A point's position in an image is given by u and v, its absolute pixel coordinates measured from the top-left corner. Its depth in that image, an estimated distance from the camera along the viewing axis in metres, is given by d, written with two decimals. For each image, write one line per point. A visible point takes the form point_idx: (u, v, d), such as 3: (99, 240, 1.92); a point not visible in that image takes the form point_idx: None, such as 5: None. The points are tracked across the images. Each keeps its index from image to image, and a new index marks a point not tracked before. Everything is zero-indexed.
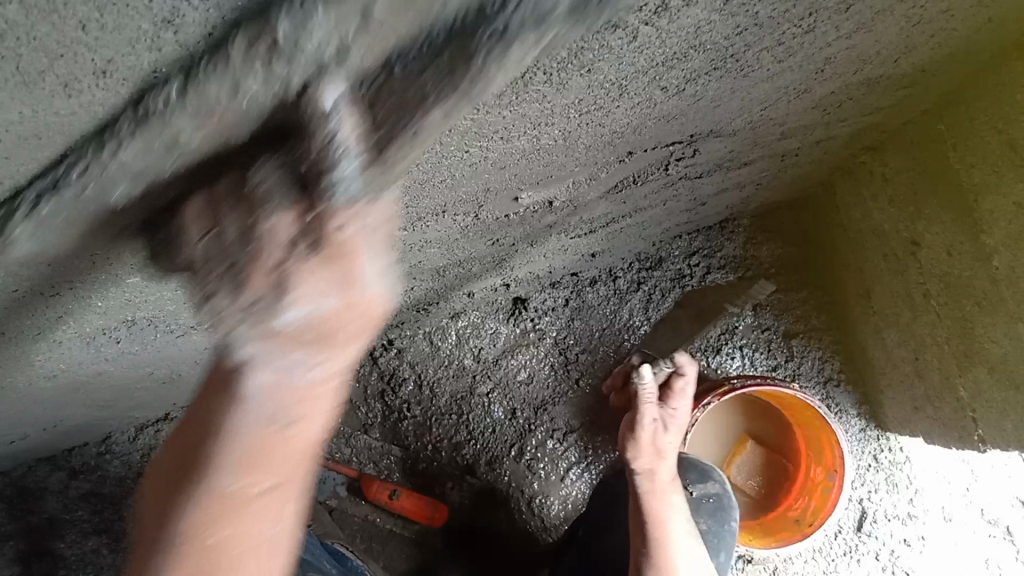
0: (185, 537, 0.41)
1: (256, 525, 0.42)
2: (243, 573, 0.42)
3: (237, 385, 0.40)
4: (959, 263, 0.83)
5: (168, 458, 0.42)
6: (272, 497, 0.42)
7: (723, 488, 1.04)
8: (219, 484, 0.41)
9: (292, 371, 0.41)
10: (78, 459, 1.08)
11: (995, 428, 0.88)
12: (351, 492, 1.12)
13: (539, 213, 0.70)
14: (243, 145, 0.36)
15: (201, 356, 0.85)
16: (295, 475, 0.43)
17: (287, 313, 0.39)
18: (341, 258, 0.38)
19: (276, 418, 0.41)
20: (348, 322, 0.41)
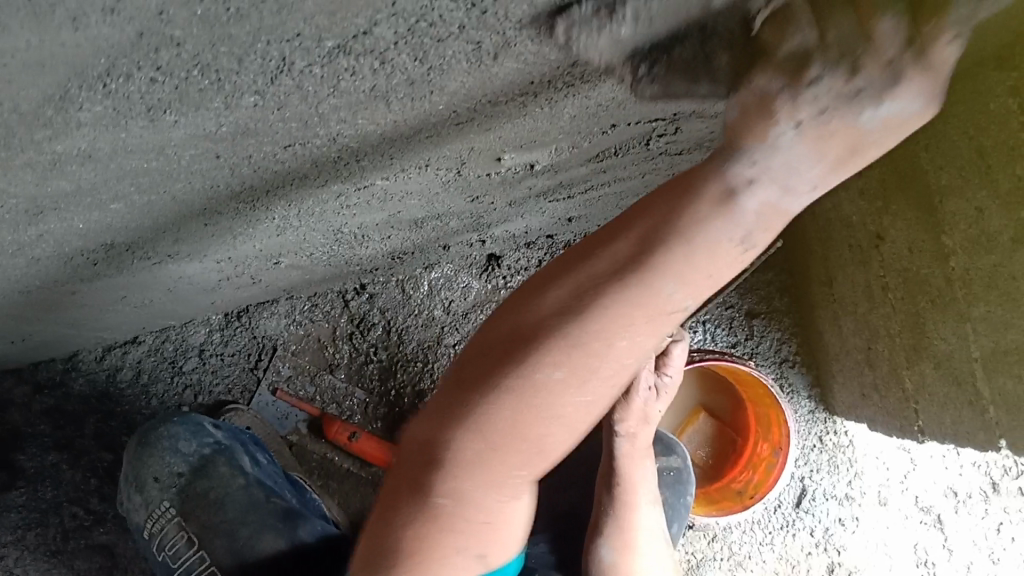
0: (574, 348, 0.46)
1: (609, 368, 0.47)
2: (575, 392, 0.48)
3: (722, 189, 0.43)
4: (918, 261, 0.86)
5: (575, 265, 0.47)
6: (634, 334, 0.46)
7: (684, 462, 1.08)
8: (645, 307, 0.44)
9: (797, 187, 0.43)
10: (44, 372, 1.09)
11: (936, 420, 0.92)
12: (312, 430, 1.15)
13: (520, 174, 0.71)
14: (235, 87, 0.37)
15: (175, 284, 0.86)
16: (677, 311, 0.46)
17: (869, 111, 0.40)
18: (920, 74, 0.39)
19: (681, 283, 0.44)
20: (878, 139, 0.42)
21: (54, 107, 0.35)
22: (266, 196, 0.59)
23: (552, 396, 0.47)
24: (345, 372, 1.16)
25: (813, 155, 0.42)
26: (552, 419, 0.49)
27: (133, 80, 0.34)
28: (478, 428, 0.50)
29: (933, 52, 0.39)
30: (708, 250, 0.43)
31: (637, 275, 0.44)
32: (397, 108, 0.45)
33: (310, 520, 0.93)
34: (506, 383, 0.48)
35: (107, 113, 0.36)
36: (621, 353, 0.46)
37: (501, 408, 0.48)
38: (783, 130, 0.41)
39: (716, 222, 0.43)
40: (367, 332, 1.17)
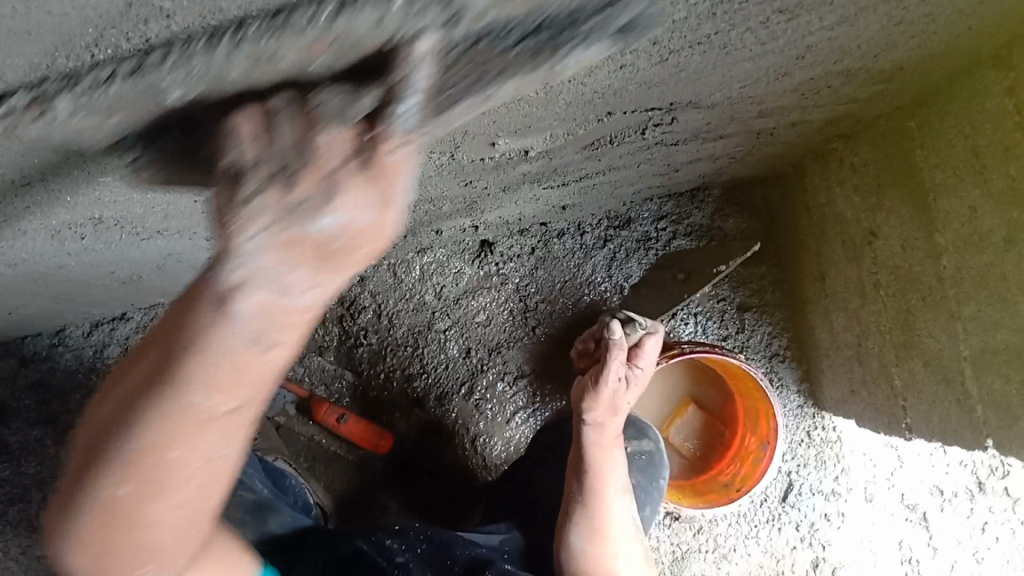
0: (143, 459, 0.44)
1: (177, 468, 0.45)
2: (157, 504, 0.47)
3: (224, 296, 0.41)
4: (912, 258, 0.86)
5: (123, 374, 0.44)
6: (209, 440, 0.45)
7: (656, 446, 1.08)
8: (185, 412, 0.43)
9: (292, 288, 0.42)
10: (30, 347, 1.09)
11: (923, 417, 0.92)
12: (299, 410, 1.15)
13: (514, 159, 0.71)
14: (225, 62, 0.37)
15: (164, 261, 0.85)
16: (238, 419, 0.45)
17: (316, 221, 0.41)
18: (360, 178, 0.41)
19: (210, 391, 0.43)
20: (357, 239, 0.43)
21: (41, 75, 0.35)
22: None
23: (130, 509, 0.46)
24: (334, 354, 1.18)
25: (307, 254, 0.41)
26: (166, 515, 0.48)
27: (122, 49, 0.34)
28: (76, 531, 0.47)
29: (391, 155, 0.42)
30: (217, 359, 0.42)
31: (165, 389, 0.42)
32: None
33: (278, 511, 0.97)
34: (85, 494, 0.46)
35: (95, 83, 0.37)
36: (195, 454, 0.45)
37: (92, 514, 0.47)
38: (256, 240, 0.40)
39: (217, 328, 0.41)
40: (358, 314, 1.17)
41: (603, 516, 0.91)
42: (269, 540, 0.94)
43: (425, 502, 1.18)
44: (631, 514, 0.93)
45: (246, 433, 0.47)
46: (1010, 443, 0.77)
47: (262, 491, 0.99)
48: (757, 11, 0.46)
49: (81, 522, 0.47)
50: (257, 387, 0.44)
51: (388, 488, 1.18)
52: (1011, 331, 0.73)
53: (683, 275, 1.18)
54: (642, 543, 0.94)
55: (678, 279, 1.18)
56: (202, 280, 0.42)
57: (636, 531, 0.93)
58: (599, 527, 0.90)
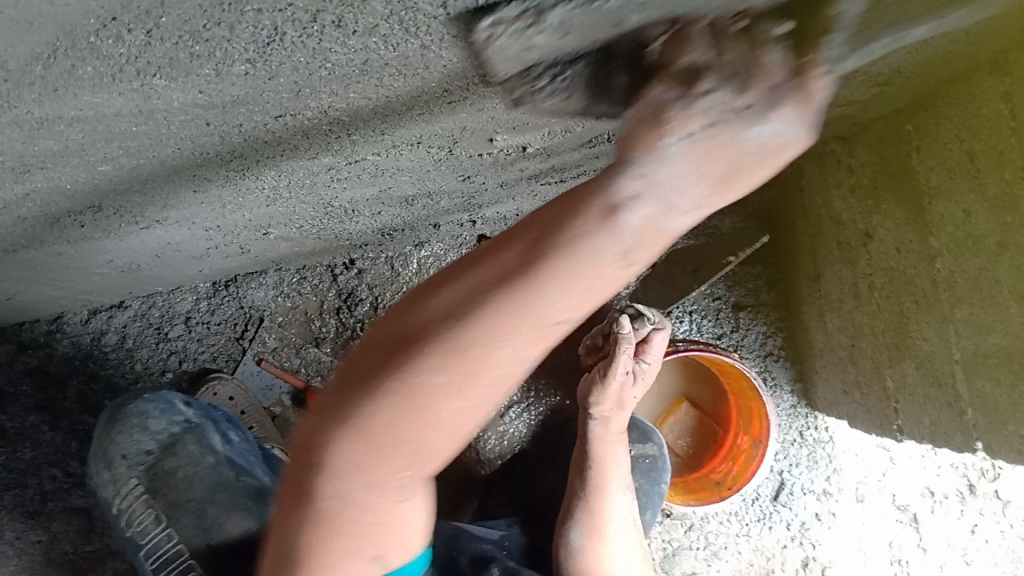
0: (459, 355, 0.44)
1: (496, 374, 0.45)
2: (456, 404, 0.46)
3: (634, 186, 0.42)
4: (905, 260, 0.87)
5: (474, 267, 0.44)
6: (523, 348, 0.44)
7: (660, 451, 1.09)
8: (543, 309, 0.43)
9: (678, 204, 0.43)
10: (27, 335, 1.08)
11: (915, 419, 0.93)
12: (294, 402, 1.18)
13: (512, 155, 0.71)
14: (224, 55, 0.38)
15: (163, 250, 0.86)
16: (565, 327, 0.45)
17: (753, 128, 0.43)
18: (796, 101, 0.43)
19: (576, 290, 0.43)
20: (761, 164, 0.45)
21: (43, 65, 0.36)
22: (255, 165, 0.59)
23: (432, 403, 0.45)
24: (331, 345, 1.18)
25: (711, 167, 0.43)
26: (445, 418, 0.46)
27: (125, 40, 0.35)
28: (355, 432, 0.47)
29: (807, 92, 0.44)
30: (594, 263, 0.42)
31: (528, 284, 0.42)
32: (387, 83, 0.45)
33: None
34: (388, 389, 0.45)
35: (96, 73, 0.38)
36: (510, 365, 0.45)
37: (391, 401, 0.46)
38: (675, 138, 0.42)
39: (605, 227, 0.42)
40: (355, 307, 1.18)
41: (602, 512, 0.91)
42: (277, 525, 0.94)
43: None
44: (631, 513, 0.94)
45: (551, 347, 0.46)
46: (997, 443, 0.79)
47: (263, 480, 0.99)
48: None
49: (376, 422, 0.46)
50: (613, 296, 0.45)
51: None
52: (1001, 334, 0.73)
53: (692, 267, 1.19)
54: (640, 543, 0.94)
55: (688, 270, 1.19)
56: (597, 181, 0.43)
57: (635, 530, 0.93)
58: (598, 522, 0.90)
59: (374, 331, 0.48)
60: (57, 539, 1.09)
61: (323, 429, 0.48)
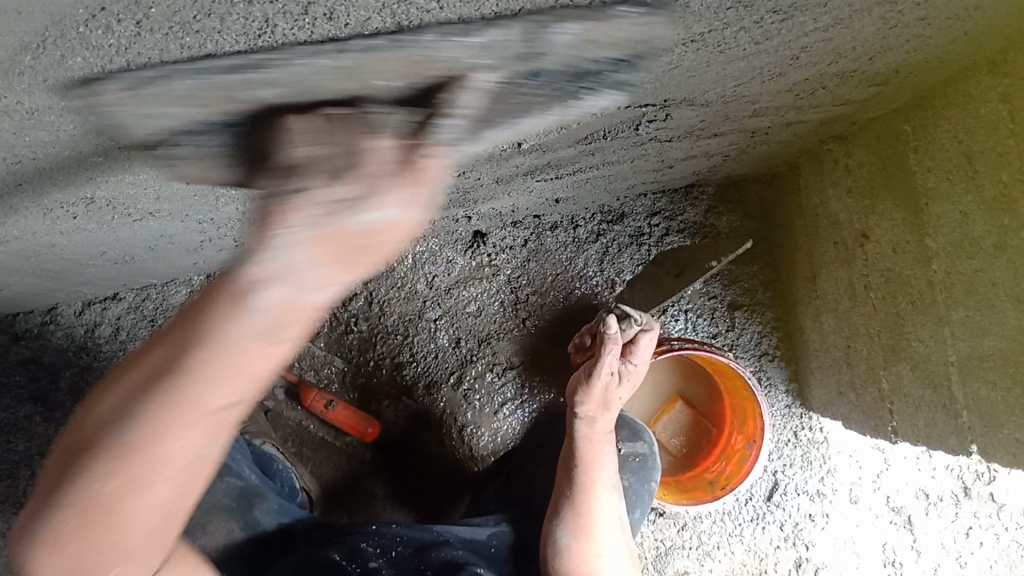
0: (133, 448, 0.44)
1: (165, 467, 0.45)
2: (144, 498, 0.46)
3: (253, 282, 0.43)
4: (902, 260, 0.87)
5: (131, 367, 0.46)
6: (206, 434, 0.45)
7: (650, 448, 1.08)
8: (192, 404, 0.44)
9: (311, 286, 0.44)
10: (21, 325, 1.10)
11: (909, 421, 0.93)
12: (288, 396, 1.19)
13: (507, 151, 0.71)
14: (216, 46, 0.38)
15: (157, 242, 0.86)
16: (237, 410, 0.46)
17: (360, 215, 0.44)
18: (402, 184, 0.45)
19: (228, 376, 0.44)
20: (386, 237, 0.46)
21: (33, 55, 0.36)
22: None
23: (119, 506, 0.46)
24: (325, 341, 1.21)
25: (335, 254, 0.44)
26: (143, 516, 0.47)
27: (115, 29, 0.35)
28: (48, 543, 0.47)
29: (425, 159, 0.46)
30: (233, 349, 0.43)
31: (179, 373, 0.44)
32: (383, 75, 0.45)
33: (267, 499, 0.98)
34: (66, 496, 0.45)
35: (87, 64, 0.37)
36: (181, 456, 0.45)
37: (70, 508, 0.46)
38: (289, 230, 0.43)
39: (232, 320, 0.43)
40: (349, 302, 1.20)
41: (588, 510, 0.91)
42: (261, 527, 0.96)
43: (411, 488, 1.20)
44: (618, 512, 0.93)
45: (229, 429, 0.47)
46: (992, 447, 0.79)
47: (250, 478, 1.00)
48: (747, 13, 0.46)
49: (65, 531, 0.46)
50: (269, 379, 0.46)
51: (374, 476, 1.20)
52: (997, 337, 0.73)
53: (678, 270, 1.16)
54: (627, 543, 0.94)
55: (673, 274, 1.16)
56: (221, 276, 0.44)
57: (621, 530, 0.93)
58: (582, 520, 0.90)
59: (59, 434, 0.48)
60: None
61: (20, 540, 0.48)
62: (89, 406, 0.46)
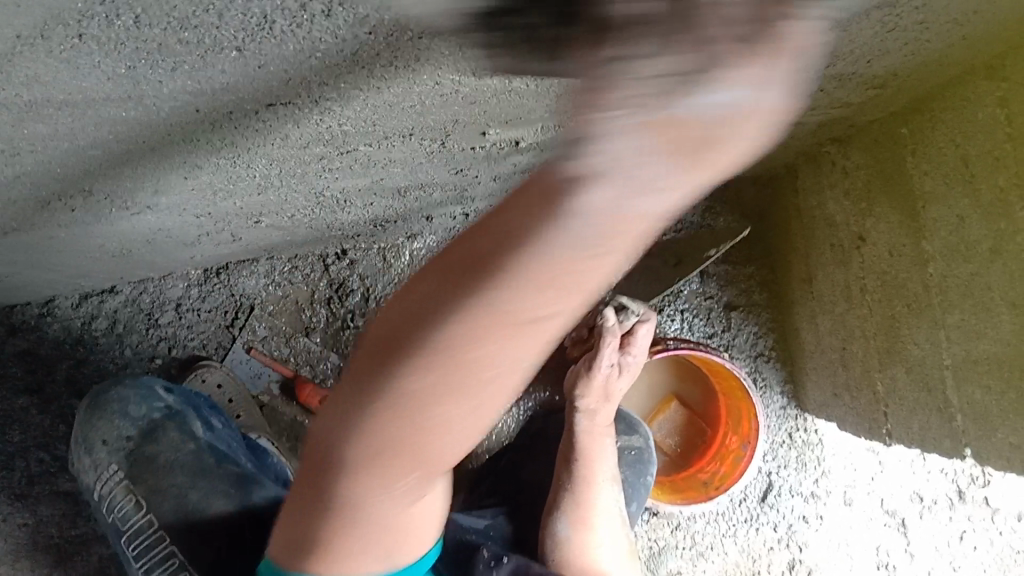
0: (447, 355, 0.39)
1: (479, 385, 0.40)
2: (444, 409, 0.42)
3: (595, 190, 0.29)
4: (898, 264, 0.87)
5: (431, 272, 0.40)
6: (497, 373, 0.40)
7: (645, 443, 1.09)
8: (499, 319, 0.36)
9: (647, 184, 0.29)
10: (19, 316, 1.11)
11: (903, 423, 0.93)
12: (283, 391, 1.19)
13: (504, 149, 0.71)
14: (214, 42, 0.38)
15: (154, 236, 0.86)
16: (530, 349, 0.38)
17: (699, 96, 0.26)
18: (758, 50, 0.26)
19: (538, 288, 0.35)
20: (727, 132, 0.28)
21: (30, 49, 0.36)
22: (247, 153, 0.59)
23: (416, 407, 0.42)
24: (321, 335, 1.19)
25: (666, 146, 0.28)
26: (431, 433, 0.44)
27: (114, 23, 0.35)
28: (356, 445, 0.47)
29: (788, 28, 0.26)
30: (547, 263, 0.33)
31: (473, 282, 0.36)
32: (378, 74, 0.45)
33: (263, 484, 0.95)
34: (372, 407, 0.44)
35: (83, 58, 0.38)
36: (493, 372, 0.39)
37: (378, 423, 0.45)
38: (613, 112, 0.27)
39: (541, 235, 0.33)
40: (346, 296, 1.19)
41: (588, 502, 0.92)
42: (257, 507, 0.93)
43: None
44: (616, 502, 0.94)
45: (552, 341, 0.39)
46: (986, 450, 0.79)
47: (246, 464, 0.98)
48: None
49: (364, 438, 0.46)
50: (609, 279, 0.36)
51: None
52: (992, 341, 0.73)
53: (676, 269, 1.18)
54: (625, 535, 0.94)
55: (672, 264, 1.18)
56: (527, 180, 0.35)
57: (619, 521, 0.94)
58: (584, 512, 0.91)
59: (365, 346, 0.46)
60: (43, 522, 1.10)
61: (330, 450, 0.50)
62: (386, 326, 0.43)
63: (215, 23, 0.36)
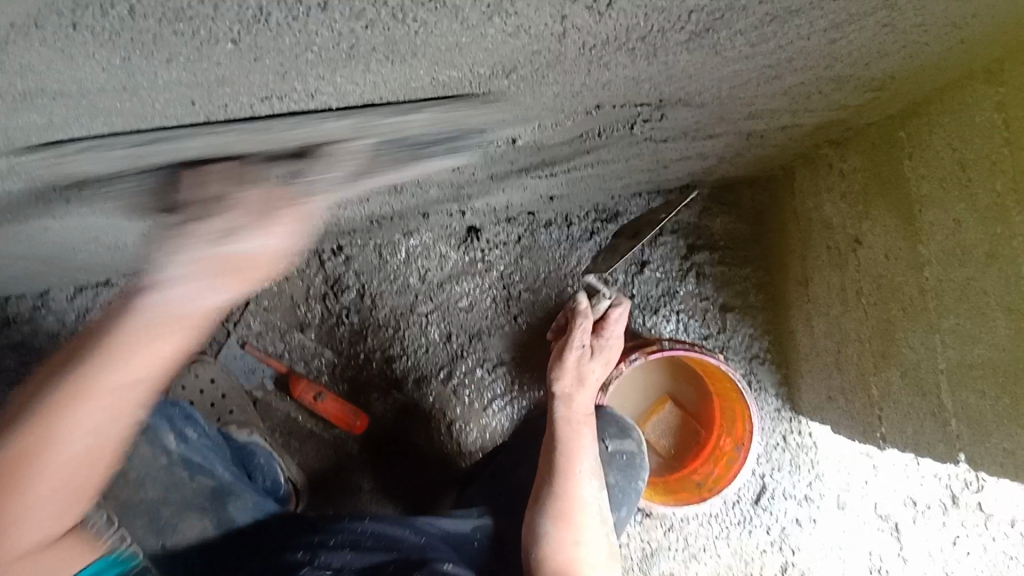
0: (72, 396, 0.53)
1: (60, 425, 0.53)
2: (41, 446, 0.53)
3: (158, 275, 0.54)
4: (894, 268, 0.87)
5: (87, 340, 0.54)
6: (102, 405, 0.54)
7: (639, 447, 1.03)
8: (99, 384, 0.53)
9: (190, 298, 0.55)
10: (15, 308, 1.17)
11: (897, 427, 0.93)
12: (277, 387, 1.20)
13: (501, 148, 0.71)
14: (209, 37, 0.38)
15: (149, 230, 0.86)
16: (140, 389, 0.55)
17: (243, 241, 0.54)
18: (289, 216, 0.56)
19: (139, 328, 0.53)
20: (257, 265, 0.57)
21: (21, 41, 0.36)
22: (245, 147, 0.59)
23: (26, 461, 0.53)
24: (316, 332, 1.20)
25: (221, 277, 0.55)
26: (59, 472, 0.54)
27: (109, 15, 0.35)
28: None
29: (303, 209, 0.57)
30: (124, 344, 0.53)
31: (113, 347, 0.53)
32: (375, 69, 0.45)
33: (240, 498, 0.90)
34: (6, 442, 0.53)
35: (78, 49, 0.37)
36: (77, 427, 0.53)
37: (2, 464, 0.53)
38: (199, 252, 0.54)
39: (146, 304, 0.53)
40: (342, 293, 1.20)
41: (569, 494, 0.88)
42: (231, 526, 0.87)
43: (398, 482, 1.20)
44: (599, 498, 0.90)
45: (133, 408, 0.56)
46: (980, 456, 0.79)
47: (223, 476, 0.93)
48: (744, 18, 0.45)
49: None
50: (149, 384, 0.56)
51: (362, 469, 1.20)
52: (988, 346, 0.73)
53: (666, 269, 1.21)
54: (608, 536, 0.89)
55: (665, 267, 1.21)
56: (145, 285, 0.54)
57: (603, 518, 0.90)
58: (564, 504, 0.87)
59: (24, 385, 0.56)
60: None
61: None
62: (49, 371, 0.55)
63: (210, 15, 0.36)
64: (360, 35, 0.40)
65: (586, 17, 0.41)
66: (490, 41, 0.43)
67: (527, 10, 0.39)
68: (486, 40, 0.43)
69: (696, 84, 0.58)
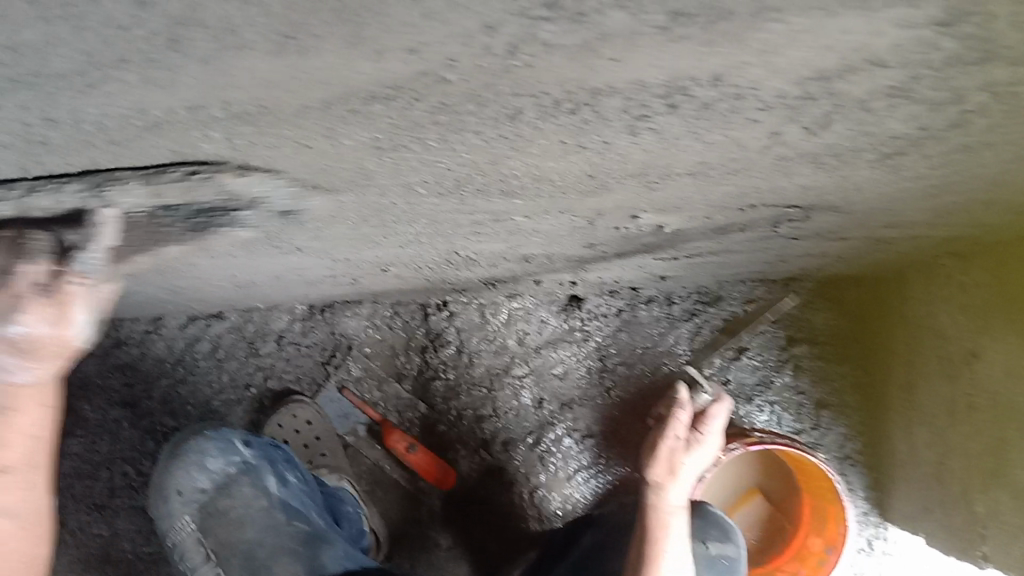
0: None
1: None
2: None
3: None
4: (1014, 387, 0.86)
5: None
6: (29, 428, 0.52)
7: (740, 553, 1.01)
8: None
9: (11, 375, 0.50)
10: (126, 331, 1.19)
11: (1000, 549, 0.91)
12: (368, 434, 1.22)
13: (645, 233, 0.74)
14: (440, 138, 0.41)
15: (285, 273, 0.90)
16: None
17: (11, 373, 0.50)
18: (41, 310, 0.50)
19: None
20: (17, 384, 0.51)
21: (272, 138, 0.39)
22: (415, 216, 0.62)
23: None
24: (411, 384, 1.23)
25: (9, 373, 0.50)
26: None
27: (354, 124, 0.38)
28: None
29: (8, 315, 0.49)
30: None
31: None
32: (577, 165, 0.48)
33: (333, 546, 0.92)
34: None
35: (314, 144, 0.41)
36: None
37: None
38: None
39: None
40: (440, 348, 1.22)
41: None
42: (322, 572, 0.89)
43: (475, 542, 1.21)
44: None
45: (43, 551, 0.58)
46: None
47: (317, 522, 0.95)
48: (936, 146, 0.46)
49: None
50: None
51: (441, 526, 1.21)
52: None
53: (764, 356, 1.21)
54: None
55: (762, 356, 1.21)
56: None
57: None
58: None
59: None
60: (118, 536, 1.16)
61: None
62: None
63: (445, 126, 0.39)
64: (580, 140, 0.42)
65: (791, 138, 0.43)
66: (691, 152, 0.45)
67: (740, 131, 0.41)
68: (688, 152, 0.45)
69: (859, 194, 0.59)
